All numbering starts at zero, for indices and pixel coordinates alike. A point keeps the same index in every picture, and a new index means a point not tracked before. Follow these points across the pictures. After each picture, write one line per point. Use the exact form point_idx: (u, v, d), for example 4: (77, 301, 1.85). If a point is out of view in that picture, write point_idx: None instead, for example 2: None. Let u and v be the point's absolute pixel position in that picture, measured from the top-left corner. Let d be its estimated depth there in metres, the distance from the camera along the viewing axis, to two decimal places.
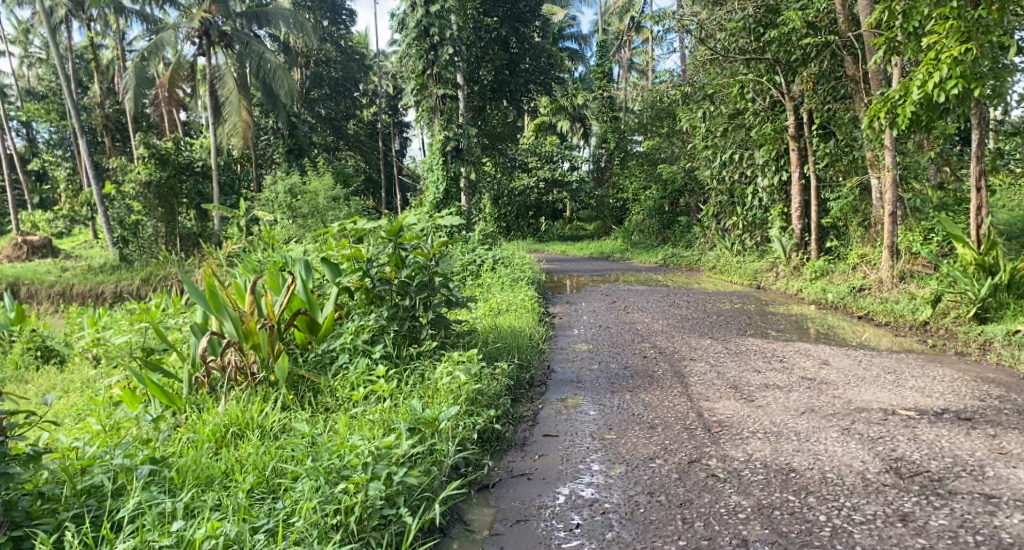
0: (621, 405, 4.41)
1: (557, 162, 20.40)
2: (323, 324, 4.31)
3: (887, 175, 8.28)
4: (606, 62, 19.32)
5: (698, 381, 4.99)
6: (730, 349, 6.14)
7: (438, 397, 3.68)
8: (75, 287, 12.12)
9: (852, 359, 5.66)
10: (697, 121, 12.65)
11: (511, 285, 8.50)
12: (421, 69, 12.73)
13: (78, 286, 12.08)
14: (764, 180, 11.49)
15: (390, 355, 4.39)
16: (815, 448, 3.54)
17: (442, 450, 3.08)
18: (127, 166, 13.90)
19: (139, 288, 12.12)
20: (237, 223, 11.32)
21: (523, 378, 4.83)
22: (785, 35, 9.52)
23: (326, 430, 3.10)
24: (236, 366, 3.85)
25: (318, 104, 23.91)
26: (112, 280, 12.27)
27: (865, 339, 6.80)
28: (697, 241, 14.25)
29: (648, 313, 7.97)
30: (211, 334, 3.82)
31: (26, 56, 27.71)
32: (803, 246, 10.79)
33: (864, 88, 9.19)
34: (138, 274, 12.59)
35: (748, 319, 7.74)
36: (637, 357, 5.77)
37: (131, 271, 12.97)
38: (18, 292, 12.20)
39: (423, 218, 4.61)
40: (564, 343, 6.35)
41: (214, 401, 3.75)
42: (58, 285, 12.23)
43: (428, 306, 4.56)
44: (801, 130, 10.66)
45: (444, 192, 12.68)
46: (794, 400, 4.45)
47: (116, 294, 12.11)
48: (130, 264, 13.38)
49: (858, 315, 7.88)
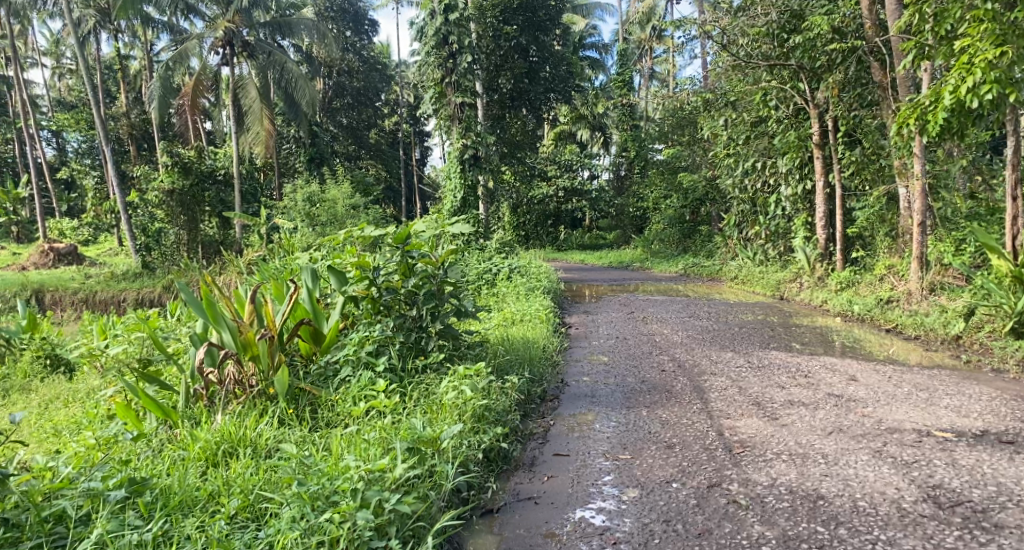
0: (637, 422, 4.20)
1: (577, 171, 20.19)
2: (327, 334, 4.15)
3: (916, 183, 7.97)
4: (626, 70, 19.04)
5: (718, 397, 4.76)
6: (752, 362, 5.91)
7: (442, 414, 3.50)
8: (98, 293, 12.10)
9: (881, 375, 5.39)
10: (719, 128, 12.41)
11: (527, 294, 8.31)
12: (440, 77, 12.58)
13: (100, 294, 12.09)
14: (786, 189, 11.21)
15: (395, 368, 4.22)
16: (845, 473, 3.30)
17: (442, 473, 2.91)
18: (150, 174, 13.96)
19: (160, 295, 12.10)
20: (257, 230, 11.32)
21: (534, 392, 4.64)
22: (810, 41, 9.26)
23: (318, 450, 2.94)
24: (234, 378, 3.70)
25: (339, 114, 23.98)
26: (134, 287, 12.28)
27: (894, 353, 6.53)
28: (717, 251, 13.98)
29: (667, 324, 7.74)
30: (209, 346, 3.67)
31: (57, 67, 28.11)
32: (828, 256, 10.49)
33: (892, 95, 8.92)
34: (158, 281, 12.59)
35: (771, 331, 7.48)
36: (655, 371, 5.54)
37: (153, 279, 12.97)
38: (41, 299, 12.24)
39: (432, 225, 4.44)
40: (579, 355, 6.14)
41: (210, 416, 3.60)
42: (81, 292, 12.19)
43: (436, 316, 4.40)
44: (826, 137, 10.38)
45: (461, 200, 12.46)
46: (821, 419, 4.21)
47: (138, 301, 12.11)
48: (152, 272, 13.40)
49: (886, 328, 7.60)
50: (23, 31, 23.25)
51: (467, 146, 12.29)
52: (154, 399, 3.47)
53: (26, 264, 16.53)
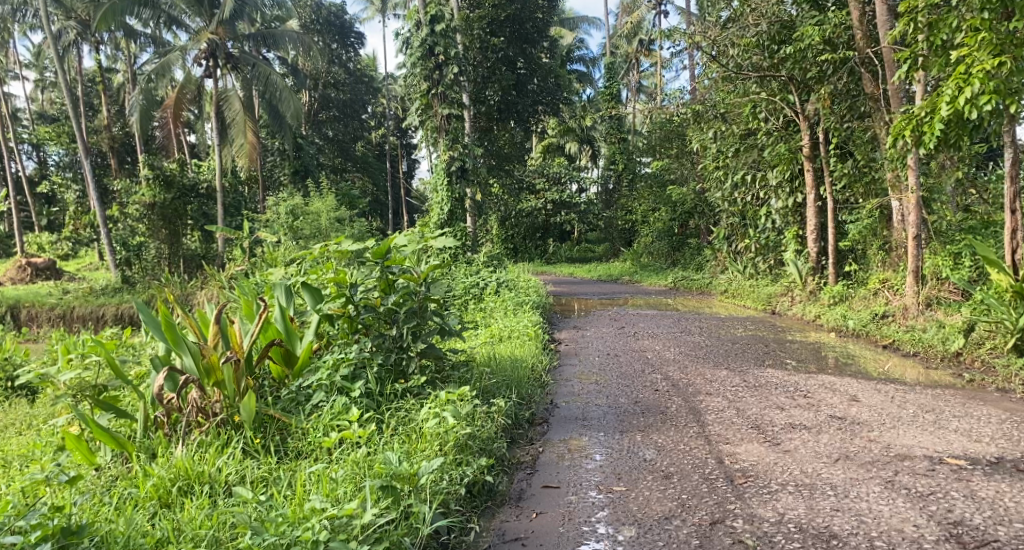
0: (631, 449, 3.93)
1: (565, 184, 20.09)
2: (300, 356, 3.92)
3: (911, 196, 7.81)
4: (613, 83, 18.94)
5: (715, 420, 4.52)
6: (748, 381, 5.67)
7: (422, 443, 3.25)
8: (76, 309, 11.73)
9: (883, 396, 5.16)
10: (707, 141, 12.21)
11: (513, 309, 8.06)
12: (425, 88, 12.30)
13: (81, 308, 11.72)
14: (777, 202, 11.07)
15: (371, 392, 3.95)
16: (858, 507, 3.09)
17: (418, 514, 2.65)
18: (131, 187, 13.63)
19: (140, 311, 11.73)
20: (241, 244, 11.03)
21: (522, 416, 4.38)
22: (801, 52, 9.11)
23: (282, 491, 2.67)
24: (197, 405, 3.42)
25: (325, 126, 23.71)
26: (114, 303, 11.92)
27: (891, 370, 6.34)
28: (707, 264, 13.79)
29: (658, 340, 7.50)
30: (168, 371, 3.39)
31: (39, 80, 27.67)
32: (819, 269, 10.32)
33: (884, 107, 8.77)
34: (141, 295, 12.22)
35: (766, 347, 7.24)
36: (648, 391, 5.28)
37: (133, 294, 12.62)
38: (17, 315, 11.84)
39: (413, 238, 4.19)
40: (568, 374, 5.88)
41: (170, 447, 3.32)
42: (59, 307, 11.80)
43: (417, 336, 4.14)
44: (817, 150, 10.23)
45: (448, 213, 12.20)
46: (826, 445, 3.97)
47: (118, 316, 11.73)
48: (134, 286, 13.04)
49: (882, 343, 7.40)
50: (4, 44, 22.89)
51: (454, 159, 12.02)
52: (108, 430, 3.20)
53: (4, 279, 16.09)
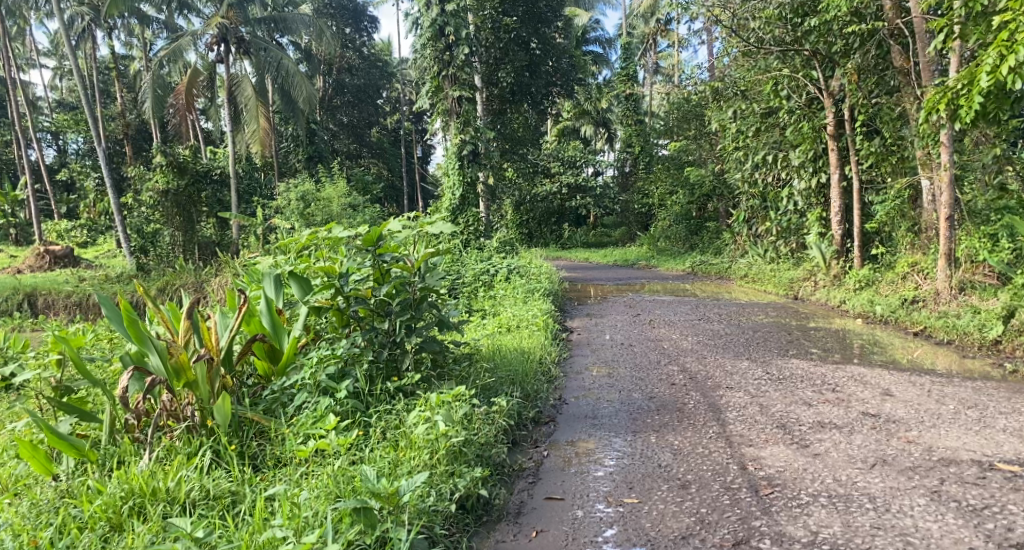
0: (646, 453, 3.60)
1: (580, 167, 19.62)
2: (285, 352, 3.62)
3: (944, 174, 7.36)
4: (630, 64, 18.46)
5: (737, 418, 4.16)
6: (770, 373, 5.30)
7: (409, 450, 2.98)
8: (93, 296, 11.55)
9: (919, 390, 4.76)
10: (726, 120, 11.71)
11: (524, 297, 7.71)
12: (436, 70, 11.79)
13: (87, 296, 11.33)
14: (799, 183, 10.60)
15: (360, 392, 3.64)
16: (901, 524, 2.79)
17: (396, 542, 2.42)
18: (143, 175, 13.41)
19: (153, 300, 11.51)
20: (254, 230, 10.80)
21: (526, 415, 4.05)
22: (826, 24, 8.62)
23: (245, 524, 2.44)
24: (167, 409, 3.13)
25: (339, 111, 23.41)
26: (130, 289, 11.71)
27: (923, 359, 5.93)
28: (726, 248, 13.32)
29: (675, 329, 7.11)
30: (133, 371, 3.09)
31: (57, 69, 27.61)
32: (844, 253, 9.86)
33: (915, 81, 8.31)
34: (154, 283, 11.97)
35: (788, 336, 6.85)
36: (663, 385, 4.92)
37: (147, 281, 12.39)
38: (34, 303, 11.68)
39: (408, 224, 3.86)
40: (579, 366, 5.55)
41: (137, 456, 3.03)
42: (76, 295, 11.63)
43: (411, 330, 3.83)
44: (843, 128, 9.74)
45: (460, 198, 11.52)
46: (859, 447, 3.60)
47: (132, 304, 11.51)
48: (148, 274, 12.76)
49: (913, 330, 6.99)
50: (21, 32, 22.73)
51: (465, 142, 11.45)
52: (66, 438, 2.91)
53: (22, 268, 15.97)
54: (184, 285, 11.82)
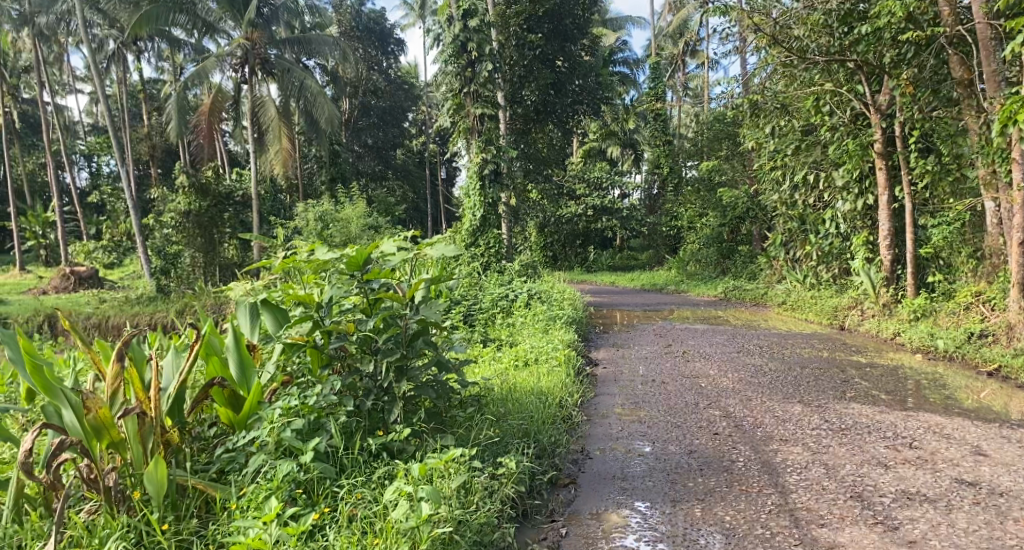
0: (689, 534, 2.93)
1: (607, 189, 18.73)
2: (247, 399, 2.95)
3: (1015, 195, 6.41)
4: (659, 84, 17.66)
5: (800, 484, 3.39)
6: (831, 422, 4.50)
7: (381, 540, 2.46)
8: (112, 318, 10.98)
9: (1017, 448, 3.96)
10: (764, 138, 10.88)
11: (544, 327, 6.96)
12: (458, 87, 11.22)
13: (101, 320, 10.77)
14: (844, 204, 9.72)
15: (334, 453, 2.96)
16: None
17: None
18: (164, 197, 12.98)
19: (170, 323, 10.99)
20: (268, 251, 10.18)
21: (540, 479, 3.34)
22: (878, 31, 7.69)
23: None
24: (84, 477, 2.52)
25: (364, 133, 22.91)
26: (148, 312, 11.17)
27: (1005, 405, 5.06)
28: (761, 272, 12.47)
29: (713, 363, 6.30)
30: (42, 429, 2.45)
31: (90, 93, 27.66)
32: (894, 280, 8.99)
33: (977, 95, 7.40)
34: (172, 305, 11.52)
35: (842, 374, 6.00)
36: (707, 436, 4.14)
37: (167, 303, 11.87)
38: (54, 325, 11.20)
39: (403, 244, 3.16)
40: (603, 409, 4.78)
41: (44, 539, 2.44)
42: (96, 317, 11.10)
43: (404, 373, 3.14)
44: (894, 146, 8.89)
45: (480, 219, 10.74)
46: (967, 534, 2.88)
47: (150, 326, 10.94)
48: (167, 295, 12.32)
49: (987, 370, 6.08)
50: (56, 57, 22.78)
51: (487, 161, 10.66)
52: None
53: (48, 289, 15.61)
54: (202, 307, 11.25)
